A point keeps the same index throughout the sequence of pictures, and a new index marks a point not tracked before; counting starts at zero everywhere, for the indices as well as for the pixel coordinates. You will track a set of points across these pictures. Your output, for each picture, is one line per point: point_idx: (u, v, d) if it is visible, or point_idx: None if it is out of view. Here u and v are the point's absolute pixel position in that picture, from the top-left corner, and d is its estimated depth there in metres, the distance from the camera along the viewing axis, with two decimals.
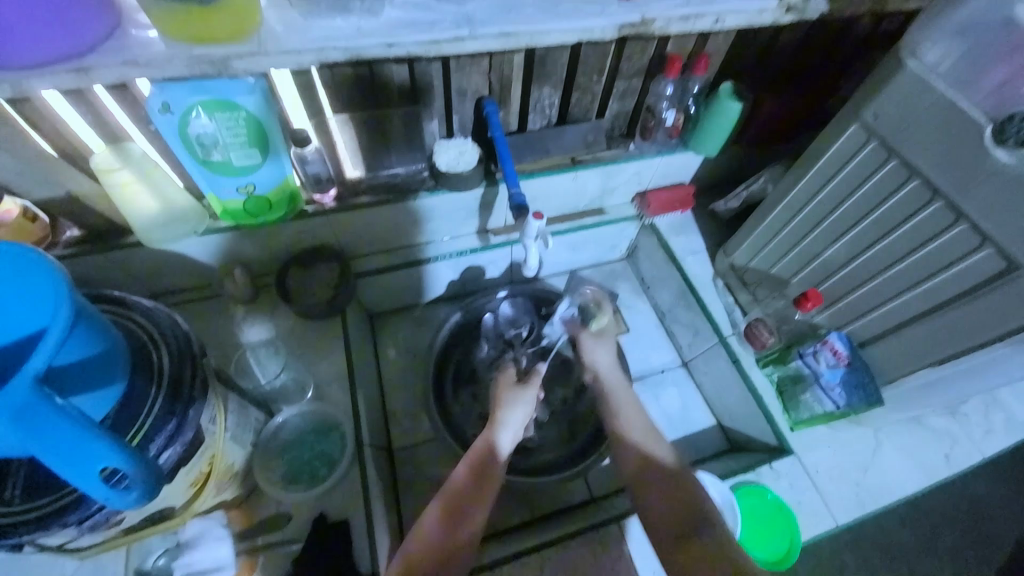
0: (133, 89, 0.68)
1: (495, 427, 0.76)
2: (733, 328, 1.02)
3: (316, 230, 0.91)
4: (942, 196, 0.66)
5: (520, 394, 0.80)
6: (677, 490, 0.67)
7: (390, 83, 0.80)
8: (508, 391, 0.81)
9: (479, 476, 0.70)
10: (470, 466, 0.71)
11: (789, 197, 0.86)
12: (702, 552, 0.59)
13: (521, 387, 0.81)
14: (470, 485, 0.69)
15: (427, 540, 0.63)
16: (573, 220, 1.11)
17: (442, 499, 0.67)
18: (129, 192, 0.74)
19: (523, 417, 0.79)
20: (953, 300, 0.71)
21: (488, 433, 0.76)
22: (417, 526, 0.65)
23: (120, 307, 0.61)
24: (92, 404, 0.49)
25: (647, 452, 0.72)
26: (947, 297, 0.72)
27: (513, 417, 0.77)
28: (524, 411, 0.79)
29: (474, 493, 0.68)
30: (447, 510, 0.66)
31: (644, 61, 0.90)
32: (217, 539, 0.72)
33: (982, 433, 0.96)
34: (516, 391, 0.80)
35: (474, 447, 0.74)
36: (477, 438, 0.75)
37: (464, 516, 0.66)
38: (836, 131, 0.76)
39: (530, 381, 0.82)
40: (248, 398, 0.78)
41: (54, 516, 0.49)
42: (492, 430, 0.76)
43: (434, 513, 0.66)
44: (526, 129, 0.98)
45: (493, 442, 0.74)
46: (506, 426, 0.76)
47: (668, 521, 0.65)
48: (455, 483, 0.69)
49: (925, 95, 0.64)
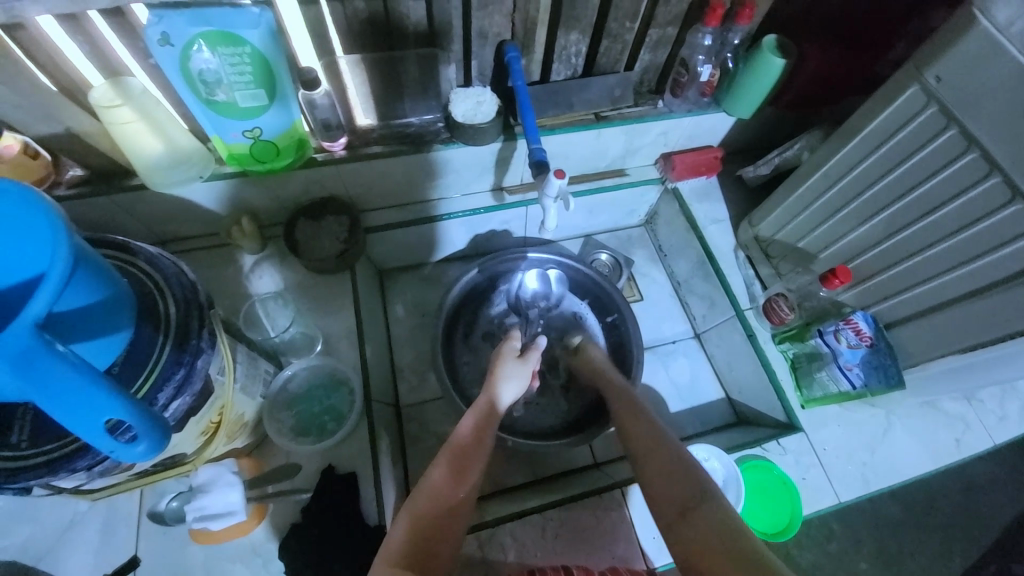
0: (131, 17, 0.63)
1: (497, 383, 0.75)
2: (751, 302, 0.99)
3: (324, 180, 0.88)
4: (1001, 171, 0.61)
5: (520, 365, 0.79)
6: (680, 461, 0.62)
7: (405, 21, 0.74)
8: (511, 363, 0.78)
9: (482, 430, 0.69)
10: (475, 419, 0.70)
11: (826, 166, 0.81)
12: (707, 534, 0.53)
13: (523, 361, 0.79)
14: (476, 438, 0.68)
15: (434, 494, 0.61)
16: (593, 180, 1.06)
17: (448, 450, 0.66)
18: (130, 131, 0.70)
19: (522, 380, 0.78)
20: (998, 284, 0.67)
21: (489, 389, 0.75)
22: (424, 482, 0.62)
23: (123, 253, 0.59)
24: (97, 351, 0.48)
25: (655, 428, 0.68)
26: (991, 280, 0.67)
27: (511, 382, 0.76)
28: (522, 380, 0.78)
29: (479, 444, 0.68)
30: (455, 462, 0.65)
31: (682, 6, 0.82)
32: (228, 485, 0.70)
33: (995, 420, 0.95)
34: (518, 363, 0.79)
35: (477, 402, 0.73)
36: (479, 393, 0.75)
37: (471, 465, 0.65)
38: (890, 94, 0.69)
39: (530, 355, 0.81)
40: (257, 351, 0.77)
41: (62, 461, 0.50)
42: (494, 386, 0.75)
43: (441, 466, 0.64)
44: (549, 80, 0.91)
45: (494, 397, 0.74)
46: (507, 385, 0.76)
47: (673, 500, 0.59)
48: (461, 436, 0.68)
49: (997, 58, 0.57)
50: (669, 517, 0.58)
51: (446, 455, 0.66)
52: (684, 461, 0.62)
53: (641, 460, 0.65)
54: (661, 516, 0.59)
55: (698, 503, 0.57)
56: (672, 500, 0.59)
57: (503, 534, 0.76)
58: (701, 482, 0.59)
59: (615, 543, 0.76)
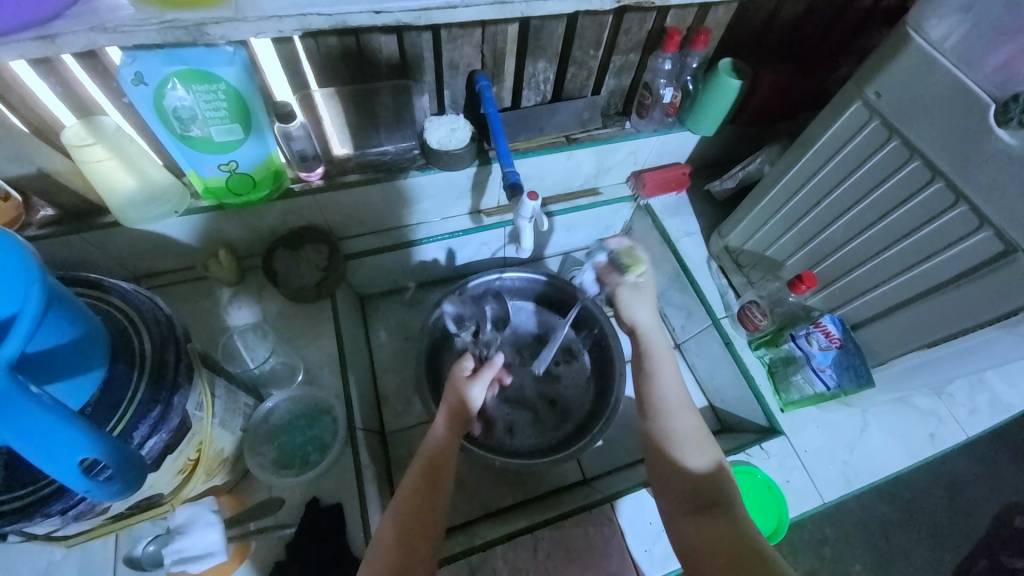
0: (104, 58, 0.64)
1: (460, 386, 0.73)
2: (726, 311, 1.03)
3: (302, 210, 0.88)
4: (942, 176, 0.65)
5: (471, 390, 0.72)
6: (694, 462, 0.66)
7: (379, 55, 0.77)
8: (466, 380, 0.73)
9: (454, 433, 0.70)
10: (448, 422, 0.71)
11: (785, 178, 0.85)
12: (717, 541, 0.57)
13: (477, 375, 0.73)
14: (446, 440, 0.69)
15: (415, 496, 0.64)
16: (567, 201, 1.09)
17: (424, 457, 0.67)
18: (103, 169, 0.70)
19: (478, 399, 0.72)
20: (951, 282, 0.70)
21: (454, 389, 0.73)
22: (403, 485, 0.65)
23: (96, 291, 0.58)
24: (69, 392, 0.47)
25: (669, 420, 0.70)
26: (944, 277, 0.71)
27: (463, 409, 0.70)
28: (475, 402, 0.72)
29: (450, 447, 0.69)
30: (429, 467, 0.66)
31: (642, 34, 0.87)
32: (207, 524, 0.67)
33: (966, 413, 0.99)
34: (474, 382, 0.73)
35: (446, 403, 0.72)
36: (447, 391, 0.74)
37: (444, 470, 0.67)
38: (837, 110, 0.74)
39: (482, 375, 0.73)
40: (237, 383, 0.76)
41: (35, 506, 0.48)
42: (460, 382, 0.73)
43: (416, 472, 0.66)
44: (520, 106, 0.95)
45: (457, 401, 0.72)
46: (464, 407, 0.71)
47: (682, 495, 0.64)
48: (434, 440, 0.69)
49: (931, 73, 0.62)
50: (681, 510, 0.63)
51: (422, 459, 0.67)
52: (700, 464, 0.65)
53: (654, 455, 0.68)
54: (673, 510, 0.64)
55: (711, 505, 0.61)
56: (686, 498, 0.63)
57: (495, 557, 0.75)
58: (717, 486, 0.63)
59: (607, 558, 0.76)
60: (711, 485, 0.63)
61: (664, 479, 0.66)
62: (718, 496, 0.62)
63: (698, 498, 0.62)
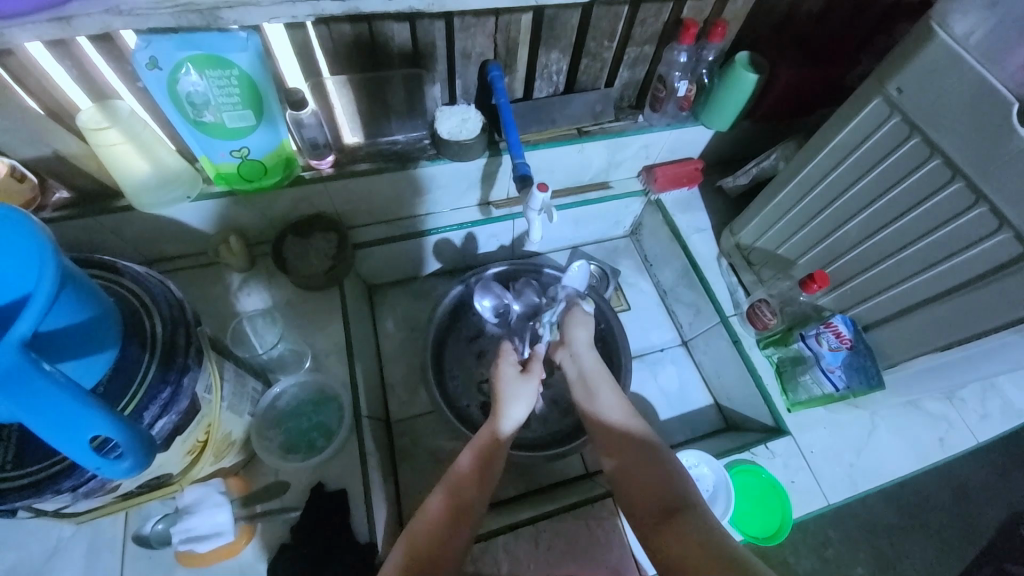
0: (119, 41, 0.64)
1: (501, 415, 0.72)
2: (735, 308, 1.02)
3: (312, 198, 0.89)
4: (963, 175, 0.64)
5: (523, 385, 0.76)
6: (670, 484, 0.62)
7: (391, 43, 0.77)
8: (511, 383, 0.76)
9: (484, 467, 0.68)
10: (475, 455, 0.69)
11: (800, 175, 0.84)
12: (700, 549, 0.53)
13: (523, 379, 0.76)
14: (475, 475, 0.67)
15: (430, 524, 0.63)
16: (577, 193, 1.09)
17: (446, 485, 0.67)
18: (117, 153, 0.70)
19: (534, 394, 0.76)
20: (975, 281, 0.68)
21: (494, 420, 0.73)
22: (421, 514, 0.64)
23: (109, 272, 0.59)
24: (81, 370, 0.48)
25: (636, 445, 0.68)
26: (969, 277, 0.68)
27: (519, 407, 0.73)
28: (530, 400, 0.75)
29: (477, 481, 0.67)
30: (451, 496, 0.65)
31: (658, 25, 0.86)
32: (214, 506, 0.69)
33: (977, 418, 0.97)
34: (522, 385, 0.76)
35: (479, 436, 0.71)
36: (482, 426, 0.73)
37: (467, 502, 0.66)
38: (856, 106, 0.72)
39: (534, 371, 0.78)
40: (246, 368, 0.77)
41: (47, 482, 0.49)
42: (498, 418, 0.73)
43: (438, 499, 0.65)
44: (532, 97, 0.94)
45: (499, 431, 0.72)
46: (513, 409, 0.73)
47: (654, 517, 0.60)
48: (458, 472, 0.68)
49: (954, 69, 0.60)
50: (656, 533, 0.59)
51: (443, 489, 0.66)
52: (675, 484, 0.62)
53: (628, 483, 0.65)
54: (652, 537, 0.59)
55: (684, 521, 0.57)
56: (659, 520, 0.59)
57: (496, 548, 0.75)
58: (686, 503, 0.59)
59: (607, 552, 0.75)
60: (679, 502, 0.60)
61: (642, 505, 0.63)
62: (687, 512, 0.58)
63: (671, 517, 0.59)
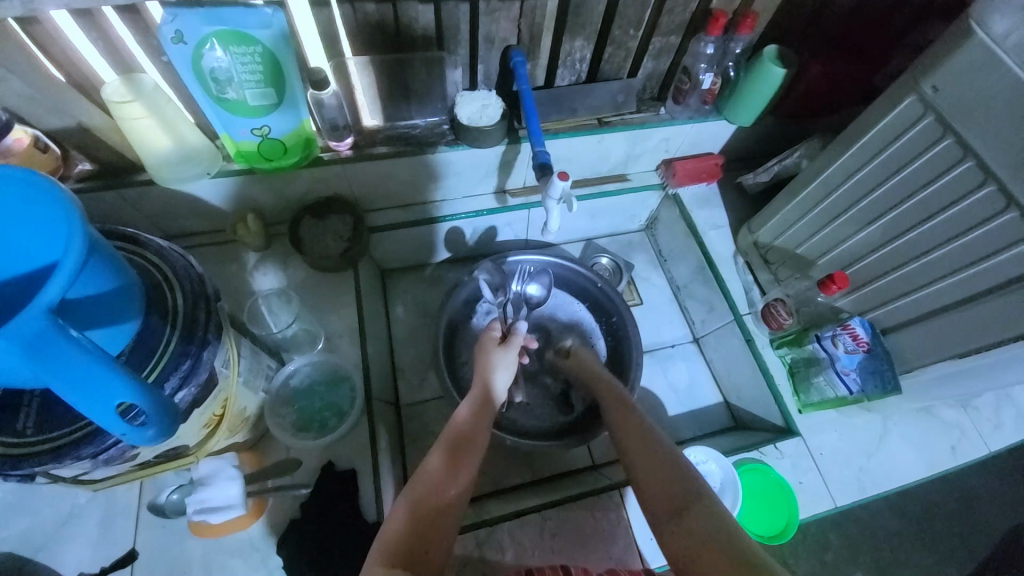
0: (144, 14, 0.64)
1: (489, 374, 0.77)
2: (750, 307, 1.01)
3: (330, 179, 0.89)
4: (996, 180, 0.62)
5: (505, 355, 0.80)
6: (679, 467, 0.61)
7: (415, 26, 0.76)
8: (495, 352, 0.80)
9: (479, 422, 0.70)
10: (470, 410, 0.71)
11: (825, 173, 0.82)
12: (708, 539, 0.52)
13: (503, 350, 0.81)
14: (472, 425, 0.69)
15: (430, 483, 0.61)
16: (594, 185, 1.08)
17: (444, 441, 0.66)
18: (141, 127, 0.71)
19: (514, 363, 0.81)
20: (1011, 283, 0.65)
21: (482, 379, 0.76)
22: (422, 468, 0.62)
23: (133, 245, 0.60)
24: (106, 340, 0.49)
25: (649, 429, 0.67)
26: (1004, 279, 0.66)
27: (503, 374, 0.78)
28: (512, 369, 0.80)
29: (474, 431, 0.69)
30: (450, 450, 0.65)
31: (685, 16, 0.84)
32: (228, 478, 0.70)
33: (991, 428, 0.96)
34: (504, 351, 0.81)
35: (471, 393, 0.74)
36: (472, 384, 0.76)
37: (466, 454, 0.65)
38: (888, 103, 0.71)
39: (513, 342, 0.82)
40: (261, 346, 0.78)
41: (69, 448, 0.50)
42: (484, 378, 0.76)
43: (437, 454, 0.64)
44: (554, 85, 0.93)
45: (488, 391, 0.75)
46: (499, 375, 0.78)
47: (661, 502, 0.58)
48: (456, 424, 0.69)
49: (992, 69, 0.59)
50: (662, 518, 0.57)
51: (443, 445, 0.66)
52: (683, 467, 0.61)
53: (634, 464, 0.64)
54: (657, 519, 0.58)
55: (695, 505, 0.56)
56: (667, 503, 0.58)
57: (502, 534, 0.76)
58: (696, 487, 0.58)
59: (613, 544, 0.76)
60: (688, 488, 0.58)
61: (645, 483, 0.61)
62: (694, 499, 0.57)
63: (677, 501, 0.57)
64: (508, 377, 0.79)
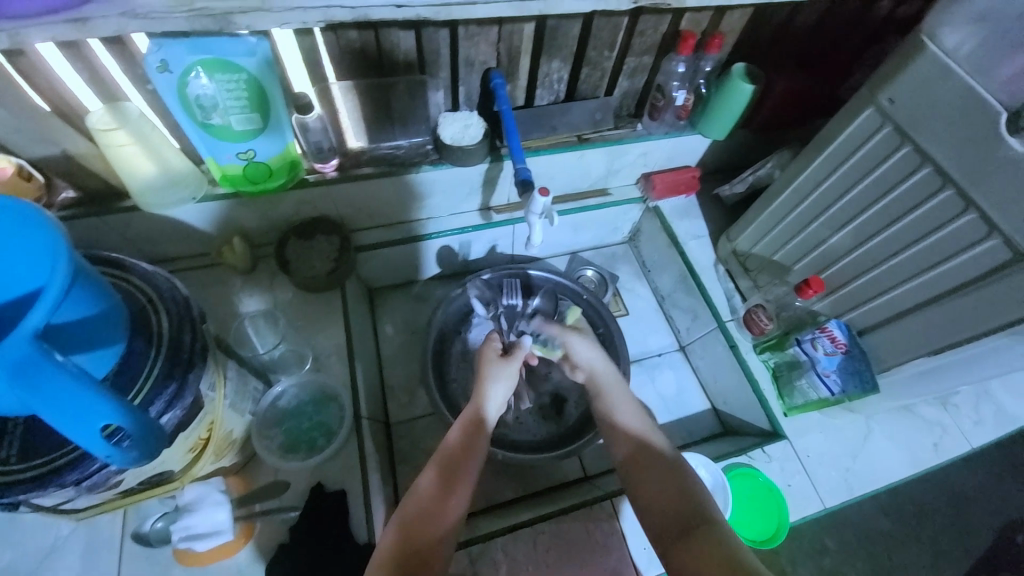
0: (131, 44, 0.66)
1: (483, 393, 0.75)
2: (733, 314, 1.03)
3: (316, 200, 0.90)
4: (953, 184, 0.66)
5: (505, 366, 0.78)
6: (681, 483, 0.62)
7: (397, 51, 0.79)
8: (491, 364, 0.78)
9: (472, 441, 0.69)
10: (462, 430, 0.70)
11: (796, 182, 0.85)
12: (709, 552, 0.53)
13: (503, 362, 0.78)
14: (465, 445, 0.68)
15: (422, 504, 0.61)
16: (576, 200, 1.10)
17: (436, 461, 0.67)
18: (126, 154, 0.72)
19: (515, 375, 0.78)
20: (973, 282, 0.68)
21: (477, 398, 0.75)
22: (412, 489, 0.63)
23: (117, 270, 0.60)
24: (90, 364, 0.49)
25: (651, 444, 0.67)
26: (966, 278, 0.69)
27: (499, 386, 0.76)
28: (511, 380, 0.78)
29: (466, 451, 0.67)
30: (443, 471, 0.65)
31: (656, 37, 0.88)
32: (215, 504, 0.69)
33: (971, 425, 0.98)
34: (501, 363, 0.78)
35: (464, 413, 0.73)
36: (467, 404, 0.74)
37: (458, 475, 0.65)
38: (850, 115, 0.74)
39: (515, 354, 0.79)
40: (247, 368, 0.78)
41: (52, 475, 0.49)
42: (481, 397, 0.75)
43: (429, 474, 0.65)
44: (533, 104, 0.95)
45: (481, 411, 0.73)
46: (494, 390, 0.76)
47: (670, 524, 0.58)
48: (448, 444, 0.68)
49: (942, 82, 0.63)
50: (667, 535, 0.57)
51: (435, 465, 0.66)
52: (689, 486, 0.61)
53: (639, 483, 0.64)
54: (660, 539, 0.58)
55: (700, 524, 0.56)
56: (673, 523, 0.58)
57: (495, 549, 0.75)
58: (702, 507, 0.58)
59: (607, 555, 0.76)
60: (693, 507, 0.59)
61: (648, 497, 0.62)
62: (700, 518, 0.57)
63: (682, 519, 0.58)
64: (506, 391, 0.77)
